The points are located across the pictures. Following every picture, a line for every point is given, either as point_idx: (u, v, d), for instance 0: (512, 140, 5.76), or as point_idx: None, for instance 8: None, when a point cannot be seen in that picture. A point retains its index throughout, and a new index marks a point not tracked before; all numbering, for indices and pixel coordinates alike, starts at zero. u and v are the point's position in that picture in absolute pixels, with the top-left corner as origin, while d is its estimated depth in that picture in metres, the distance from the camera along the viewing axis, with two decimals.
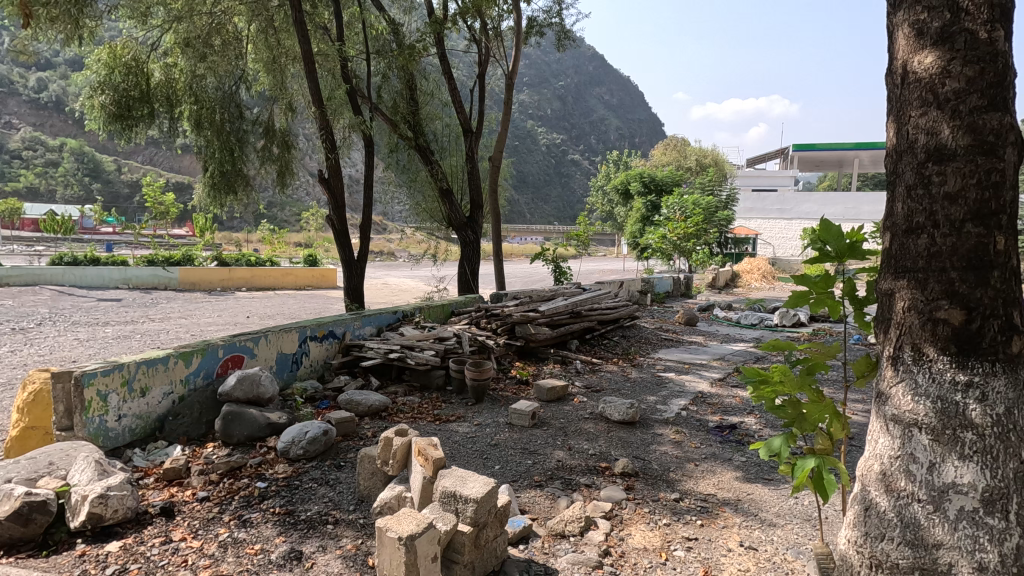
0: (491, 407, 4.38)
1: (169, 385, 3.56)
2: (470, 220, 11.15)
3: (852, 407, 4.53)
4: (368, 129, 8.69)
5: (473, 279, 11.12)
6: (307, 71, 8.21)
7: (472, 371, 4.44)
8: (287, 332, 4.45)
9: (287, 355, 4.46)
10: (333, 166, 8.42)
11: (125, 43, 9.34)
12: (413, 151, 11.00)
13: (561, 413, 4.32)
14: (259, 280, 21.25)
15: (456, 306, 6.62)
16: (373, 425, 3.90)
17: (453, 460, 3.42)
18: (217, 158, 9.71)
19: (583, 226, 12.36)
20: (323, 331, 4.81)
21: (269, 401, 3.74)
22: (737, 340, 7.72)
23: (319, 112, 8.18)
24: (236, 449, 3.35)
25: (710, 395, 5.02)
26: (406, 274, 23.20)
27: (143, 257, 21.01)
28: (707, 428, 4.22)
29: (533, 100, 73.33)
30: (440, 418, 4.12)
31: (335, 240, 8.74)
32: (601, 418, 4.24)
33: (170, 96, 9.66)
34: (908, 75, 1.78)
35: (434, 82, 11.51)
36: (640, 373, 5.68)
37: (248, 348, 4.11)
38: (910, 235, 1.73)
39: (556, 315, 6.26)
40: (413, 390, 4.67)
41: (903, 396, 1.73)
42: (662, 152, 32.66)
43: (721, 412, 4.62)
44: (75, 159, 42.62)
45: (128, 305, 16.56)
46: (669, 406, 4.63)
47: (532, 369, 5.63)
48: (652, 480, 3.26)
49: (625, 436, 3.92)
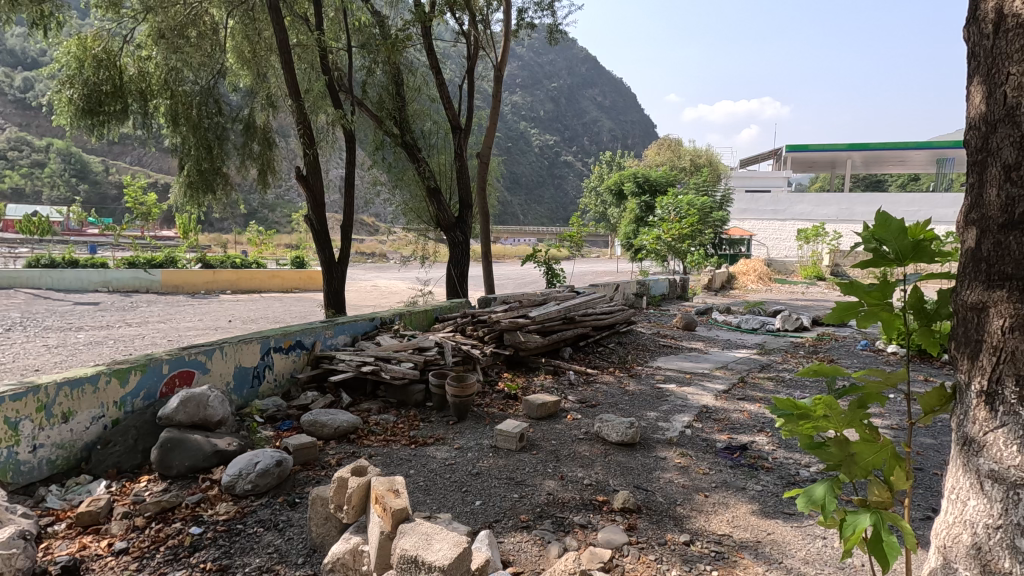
0: (475, 427, 3.93)
1: (100, 408, 3.09)
2: (459, 220, 10.67)
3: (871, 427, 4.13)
4: (350, 125, 8.20)
5: (461, 283, 10.68)
6: (283, 60, 7.70)
7: (453, 387, 3.99)
8: (246, 344, 4.00)
9: (246, 370, 4.00)
10: (312, 164, 7.92)
11: (96, 35, 8.79)
12: (400, 149, 10.57)
13: (553, 433, 3.88)
14: (244, 283, 20.68)
15: (440, 311, 6.16)
16: (338, 450, 3.43)
17: (428, 494, 2.96)
18: (194, 156, 9.29)
19: (577, 226, 11.92)
20: (289, 341, 4.35)
21: (218, 425, 3.28)
22: (740, 346, 7.32)
23: (296, 105, 7.69)
24: (174, 483, 2.89)
25: (715, 410, 4.60)
26: (396, 276, 22.68)
27: (124, 259, 20.38)
28: (715, 449, 3.79)
29: (525, 100, 72.94)
30: (417, 441, 3.65)
31: (314, 241, 8.25)
32: (597, 439, 3.80)
33: (145, 90, 9.14)
34: (1004, 20, 1.36)
35: (421, 77, 11.09)
36: (639, 385, 5.25)
37: (199, 363, 3.65)
38: (1009, 231, 1.31)
39: (548, 321, 5.83)
40: (389, 407, 4.20)
41: (1006, 447, 1.29)
42: (655, 153, 32.36)
43: (729, 430, 4.19)
44: (61, 159, 41.85)
45: (106, 309, 15.97)
46: (671, 423, 4.20)
47: (522, 380, 5.19)
48: (656, 516, 2.83)
49: (624, 460, 3.49)
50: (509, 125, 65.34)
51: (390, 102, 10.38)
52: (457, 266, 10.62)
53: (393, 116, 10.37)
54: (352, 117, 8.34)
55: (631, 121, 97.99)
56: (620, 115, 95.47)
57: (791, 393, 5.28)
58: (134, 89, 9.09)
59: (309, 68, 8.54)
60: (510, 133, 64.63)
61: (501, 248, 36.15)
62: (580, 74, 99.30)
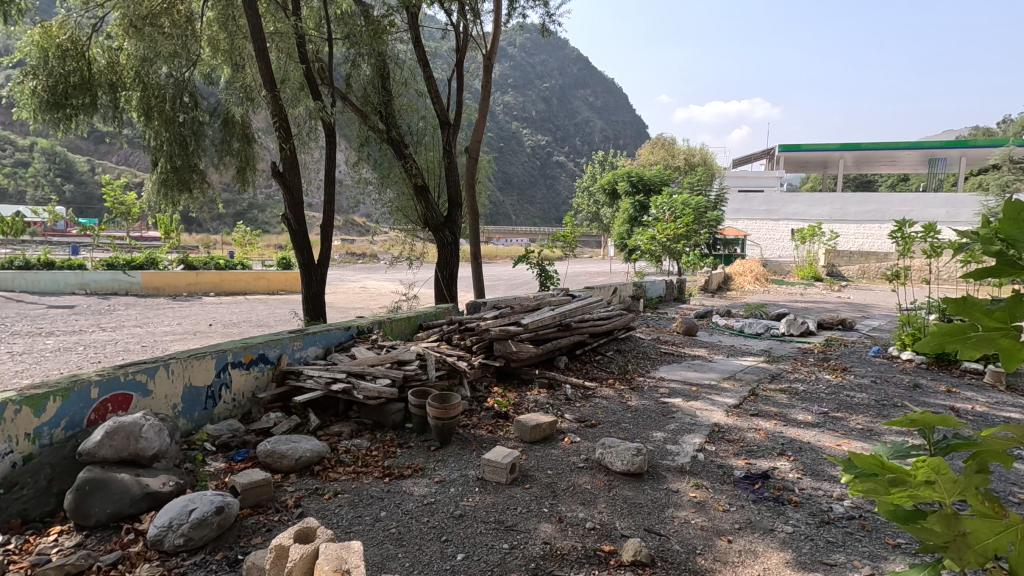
0: (459, 454, 3.44)
1: (8, 442, 2.58)
2: (448, 220, 10.15)
3: None
4: (329, 117, 7.67)
5: (451, 285, 10.19)
6: (256, 48, 7.16)
7: (435, 408, 3.50)
8: (199, 360, 3.50)
9: (198, 390, 3.50)
10: (288, 159, 7.38)
11: (61, 23, 8.23)
12: (387, 146, 10.08)
13: (548, 461, 3.40)
14: (229, 285, 20.06)
15: (424, 318, 5.66)
16: (298, 485, 2.94)
17: (399, 545, 2.47)
18: (166, 151, 8.66)
19: (570, 226, 11.44)
20: (250, 355, 3.85)
21: (154, 460, 2.78)
22: (746, 354, 6.88)
23: (271, 96, 7.16)
24: (91, 536, 2.40)
25: (728, 429, 4.15)
26: (386, 277, 22.17)
27: (103, 261, 19.72)
28: (733, 478, 3.33)
29: (517, 100, 72.54)
30: (392, 474, 3.16)
31: (292, 242, 7.70)
32: (599, 468, 3.34)
33: (114, 82, 8.50)
34: None
35: (409, 70, 10.60)
36: (643, 400, 4.78)
37: (139, 384, 3.15)
38: None
39: (542, 329, 5.38)
40: (362, 431, 3.70)
41: None
42: (649, 152, 32.00)
43: (745, 454, 3.73)
44: (46, 159, 40.86)
45: (81, 312, 15.34)
46: (681, 446, 3.75)
47: (513, 396, 4.68)
48: (674, 572, 2.36)
49: (631, 495, 3.02)
50: (501, 125, 64.90)
51: (376, 96, 9.90)
52: (446, 268, 10.12)
53: (378, 111, 9.89)
54: (332, 110, 7.81)
55: (622, 121, 97.90)
56: (611, 116, 95.31)
57: (806, 407, 4.83)
58: (103, 81, 8.45)
59: (286, 57, 7.99)
60: (501, 133, 64.25)
61: (492, 249, 35.67)
62: (572, 74, 99.04)
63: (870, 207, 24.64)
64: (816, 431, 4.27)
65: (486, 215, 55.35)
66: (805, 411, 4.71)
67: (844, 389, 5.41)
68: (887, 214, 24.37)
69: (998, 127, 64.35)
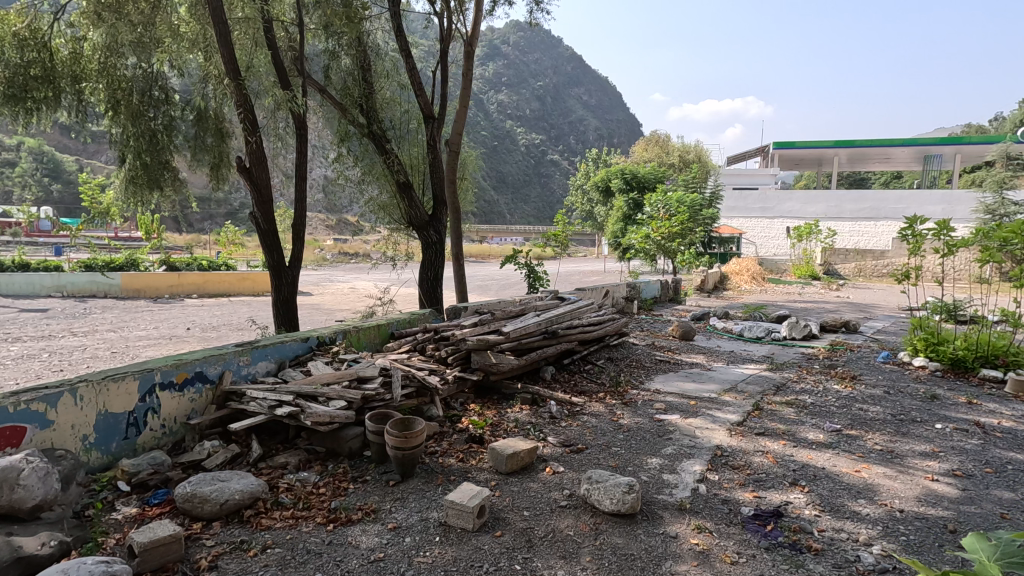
0: (421, 492, 2.95)
1: None
2: (432, 218, 9.62)
3: (940, 494, 3.18)
4: (300, 108, 7.11)
5: (437, 287, 9.68)
6: (218, 33, 6.54)
7: (394, 438, 3.01)
8: (118, 381, 3.00)
9: (116, 417, 3.00)
10: (255, 152, 6.84)
11: (20, 10, 7.47)
12: (368, 141, 9.57)
13: (525, 499, 2.92)
14: (212, 286, 19.45)
15: (397, 326, 5.16)
16: (220, 538, 2.44)
17: None
18: (133, 147, 7.92)
19: (561, 225, 10.93)
20: (184, 374, 3.34)
21: (34, 514, 2.26)
22: (747, 361, 6.41)
23: (235, 85, 6.60)
24: None
25: (732, 453, 3.68)
26: (375, 277, 21.66)
27: (81, 262, 19.06)
28: (741, 517, 2.85)
29: (510, 99, 72.25)
30: (338, 519, 2.66)
31: (261, 242, 7.16)
32: (585, 507, 2.85)
33: (77, 73, 7.74)
34: None
35: (391, 62, 10.09)
36: (636, 418, 4.30)
37: (35, 414, 2.65)
38: None
39: (526, 338, 4.91)
40: (311, 462, 3.21)
41: None
42: (642, 150, 31.58)
43: (754, 485, 3.23)
44: (33, 158, 40.04)
45: (54, 316, 14.73)
46: (679, 477, 3.27)
47: (492, 414, 4.20)
48: None
49: (622, 544, 2.53)
50: (495, 123, 64.38)
51: (356, 88, 9.39)
52: (430, 269, 9.60)
53: (359, 104, 9.38)
54: (303, 100, 7.24)
55: (616, 120, 97.59)
56: (605, 115, 95.12)
57: (817, 424, 4.35)
58: (66, 73, 7.70)
59: (253, 45, 7.41)
60: (494, 131, 63.77)
61: (485, 248, 35.21)
62: (566, 73, 98.77)
63: (865, 205, 24.31)
64: (831, 453, 3.79)
65: (479, 214, 54.88)
66: (817, 430, 4.23)
67: (855, 402, 4.94)
68: (883, 211, 24.03)
69: (990, 125, 64.40)
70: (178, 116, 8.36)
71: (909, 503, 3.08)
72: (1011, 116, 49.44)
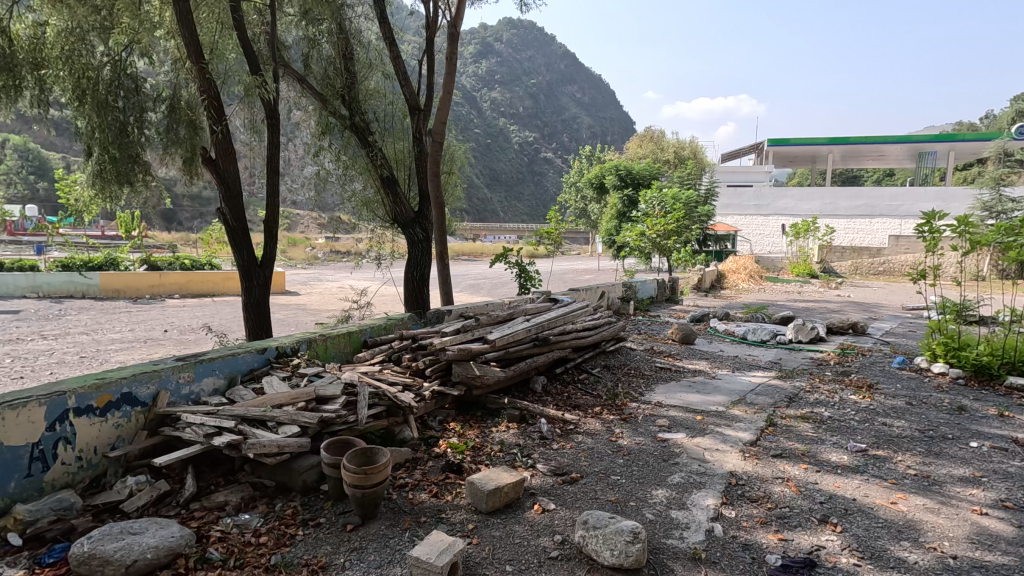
0: (384, 540, 2.46)
1: None
2: (419, 215, 9.11)
3: (996, 536, 2.71)
4: (271, 95, 6.55)
5: (423, 286, 9.16)
6: (178, 9, 5.91)
7: (351, 474, 2.52)
8: (17, 408, 2.47)
9: (17, 451, 2.48)
10: (220, 142, 6.29)
11: None
12: (350, 134, 9.04)
13: (509, 547, 2.44)
14: (195, 286, 18.82)
15: (370, 333, 4.66)
16: None
17: None
18: (98, 139, 6.93)
19: (554, 222, 10.40)
20: (106, 397, 2.81)
21: None
22: (753, 368, 5.96)
23: (198, 68, 6.03)
24: None
25: (747, 480, 3.21)
26: (365, 276, 21.13)
27: (57, 262, 18.36)
28: (767, 569, 2.38)
29: (504, 97, 71.80)
30: None
31: (228, 240, 6.61)
32: (579, 558, 2.37)
33: (37, 60, 6.69)
34: None
35: (375, 51, 9.54)
36: (637, 437, 3.82)
37: None
38: None
39: (514, 346, 4.44)
40: (255, 501, 2.72)
41: None
42: (637, 146, 31.15)
43: (777, 524, 2.76)
44: (18, 155, 39.20)
45: (25, 318, 14.10)
46: (689, 513, 2.80)
47: (474, 434, 3.72)
48: None
49: None
50: (488, 121, 63.85)
51: (338, 79, 8.84)
52: (416, 269, 9.05)
53: (341, 95, 8.83)
54: (274, 87, 6.66)
55: (609, 117, 97.26)
56: (599, 113, 95.04)
57: (839, 443, 3.87)
58: (26, 59, 6.65)
59: (219, 26, 6.84)
60: (487, 129, 63.24)
61: (478, 247, 34.69)
62: (560, 71, 98.46)
63: (861, 202, 24.02)
64: (860, 479, 3.33)
65: (471, 212, 54.43)
66: (840, 450, 3.76)
67: (876, 415, 4.48)
68: (879, 209, 23.73)
69: (981, 123, 64.51)
70: (150, 107, 7.45)
71: (961, 546, 2.62)
72: (1000, 113, 49.47)
